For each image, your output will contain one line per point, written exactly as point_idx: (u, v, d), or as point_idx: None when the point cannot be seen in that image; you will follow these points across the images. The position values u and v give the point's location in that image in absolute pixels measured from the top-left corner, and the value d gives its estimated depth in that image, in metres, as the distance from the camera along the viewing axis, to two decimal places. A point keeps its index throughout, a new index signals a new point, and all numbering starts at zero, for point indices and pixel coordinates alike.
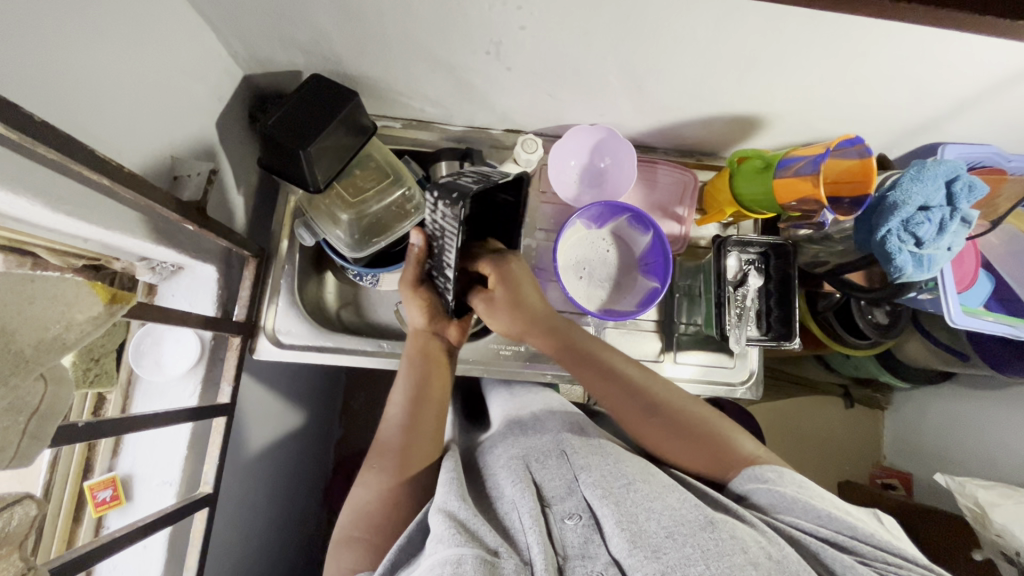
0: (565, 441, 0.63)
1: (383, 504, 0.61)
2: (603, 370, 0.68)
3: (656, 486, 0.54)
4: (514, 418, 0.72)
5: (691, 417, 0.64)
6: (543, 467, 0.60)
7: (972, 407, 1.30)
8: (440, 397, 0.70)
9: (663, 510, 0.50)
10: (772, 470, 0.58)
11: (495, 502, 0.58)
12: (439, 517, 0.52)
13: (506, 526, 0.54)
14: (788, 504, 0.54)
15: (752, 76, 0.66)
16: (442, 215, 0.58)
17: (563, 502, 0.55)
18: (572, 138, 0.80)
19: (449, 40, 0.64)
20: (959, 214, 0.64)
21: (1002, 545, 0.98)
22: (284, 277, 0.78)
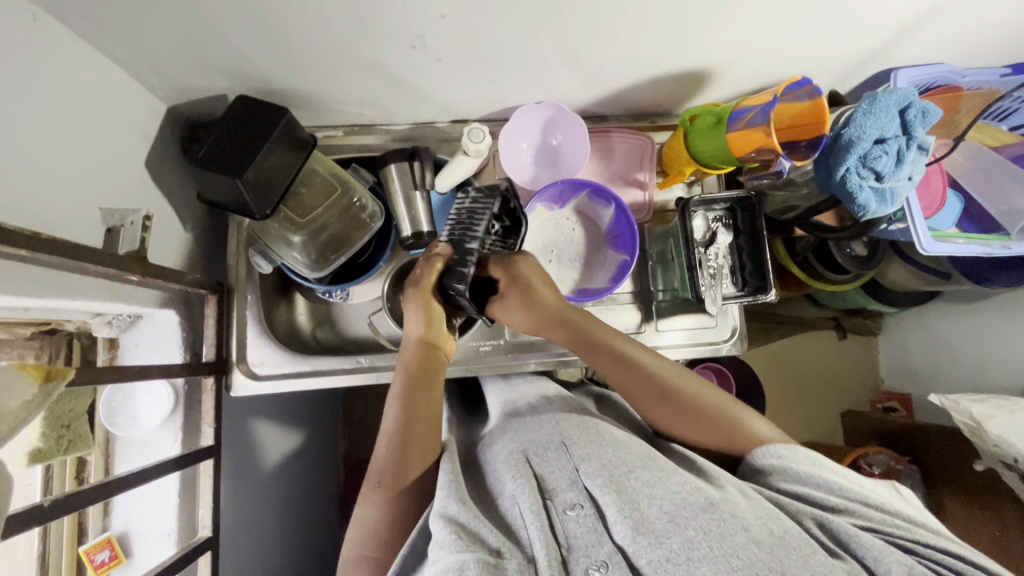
0: (565, 432, 0.62)
1: (392, 512, 0.61)
2: (617, 357, 0.68)
3: (654, 472, 0.54)
4: (513, 411, 0.72)
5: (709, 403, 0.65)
6: (542, 460, 0.59)
7: (960, 321, 1.32)
8: (433, 410, 0.68)
9: (665, 496, 0.50)
10: (785, 446, 0.58)
11: (497, 499, 0.58)
12: (438, 524, 0.52)
13: (512, 522, 0.53)
14: (798, 480, 0.55)
15: (693, 29, 0.63)
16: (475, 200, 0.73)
17: (565, 492, 0.54)
18: (520, 120, 0.78)
19: (370, 38, 0.60)
20: (916, 141, 0.62)
21: (1000, 454, 1.00)
22: (248, 313, 0.75)
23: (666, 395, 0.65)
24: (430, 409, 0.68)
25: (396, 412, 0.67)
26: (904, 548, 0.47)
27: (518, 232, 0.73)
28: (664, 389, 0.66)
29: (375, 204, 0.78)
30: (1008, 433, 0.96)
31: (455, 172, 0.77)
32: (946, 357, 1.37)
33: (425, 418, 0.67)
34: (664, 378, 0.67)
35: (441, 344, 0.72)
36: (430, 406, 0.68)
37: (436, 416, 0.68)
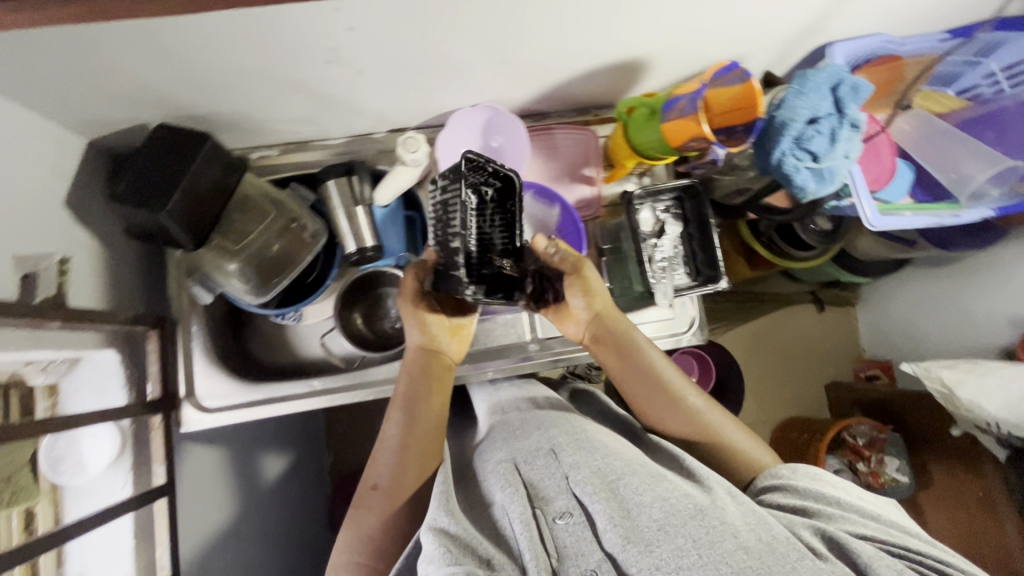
0: (554, 437, 0.61)
1: (386, 519, 0.62)
2: (629, 355, 0.70)
3: (644, 477, 0.54)
4: (501, 415, 0.71)
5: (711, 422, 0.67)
6: (531, 468, 0.58)
7: (931, 286, 1.32)
8: (438, 413, 0.70)
9: (653, 503, 0.50)
10: (784, 467, 0.59)
11: (486, 509, 0.57)
12: (427, 534, 0.51)
13: (501, 529, 0.53)
14: (799, 495, 0.55)
15: (615, 19, 0.61)
16: (444, 187, 0.62)
17: (552, 500, 0.54)
18: (457, 124, 0.76)
19: (279, 55, 0.58)
20: (849, 119, 0.61)
21: (974, 419, 1.00)
22: (194, 345, 0.74)
23: (670, 394, 0.68)
24: (432, 415, 0.69)
25: (399, 417, 0.68)
26: (896, 554, 0.49)
27: (513, 192, 0.62)
28: (668, 395, 0.68)
29: (316, 222, 0.76)
30: (979, 398, 0.97)
31: (395, 183, 0.75)
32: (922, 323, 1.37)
33: (427, 422, 0.68)
34: (671, 378, 0.69)
35: (441, 348, 0.74)
36: (436, 408, 0.70)
37: (439, 420, 0.69)
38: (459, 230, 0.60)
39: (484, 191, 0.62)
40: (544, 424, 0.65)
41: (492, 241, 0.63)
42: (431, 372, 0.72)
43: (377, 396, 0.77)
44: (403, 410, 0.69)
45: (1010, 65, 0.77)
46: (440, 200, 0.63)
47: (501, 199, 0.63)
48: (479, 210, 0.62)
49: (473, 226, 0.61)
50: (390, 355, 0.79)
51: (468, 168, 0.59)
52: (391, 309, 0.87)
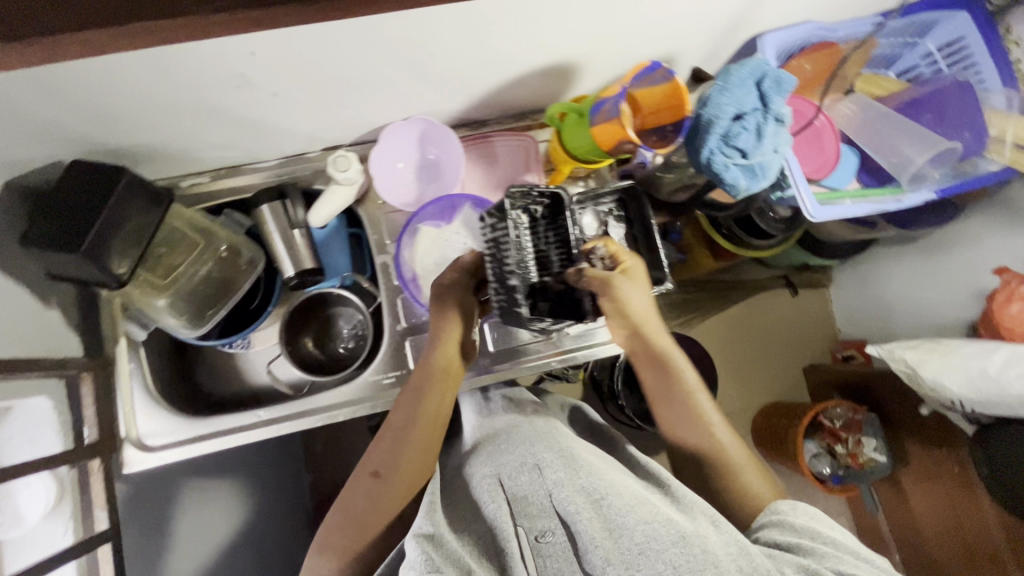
0: (539, 452, 0.62)
1: (381, 507, 0.64)
2: (658, 364, 0.70)
3: (627, 498, 0.56)
4: (488, 429, 0.72)
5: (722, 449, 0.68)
6: (514, 486, 0.59)
7: (894, 266, 1.32)
8: (442, 410, 0.68)
9: (636, 525, 0.52)
10: (785, 503, 0.62)
11: (468, 520, 0.60)
12: (409, 544, 0.53)
13: (488, 542, 0.56)
14: (794, 531, 0.58)
15: (533, 26, 0.60)
16: (496, 221, 0.64)
17: (534, 518, 0.57)
18: (391, 138, 0.75)
19: (188, 86, 0.56)
20: (774, 113, 0.60)
21: (939, 397, 0.99)
22: (134, 384, 0.72)
23: (698, 418, 0.69)
24: (442, 409, 0.68)
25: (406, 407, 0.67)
26: None
27: (563, 206, 0.62)
28: (687, 408, 0.69)
29: (251, 249, 0.74)
30: (942, 376, 0.96)
31: (329, 205, 0.74)
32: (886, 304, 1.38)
33: (431, 413, 0.67)
34: (699, 404, 0.70)
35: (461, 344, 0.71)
36: (441, 401, 0.68)
37: (441, 416, 0.68)
38: (516, 264, 0.62)
39: (533, 211, 0.62)
40: (525, 437, 0.66)
41: (550, 258, 0.62)
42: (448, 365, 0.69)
43: (326, 422, 0.75)
44: (409, 401, 0.68)
45: (946, 46, 0.77)
46: (496, 232, 0.64)
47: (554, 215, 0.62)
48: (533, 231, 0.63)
49: (530, 248, 0.62)
50: (338, 378, 0.77)
51: (513, 198, 0.61)
52: (343, 329, 0.85)
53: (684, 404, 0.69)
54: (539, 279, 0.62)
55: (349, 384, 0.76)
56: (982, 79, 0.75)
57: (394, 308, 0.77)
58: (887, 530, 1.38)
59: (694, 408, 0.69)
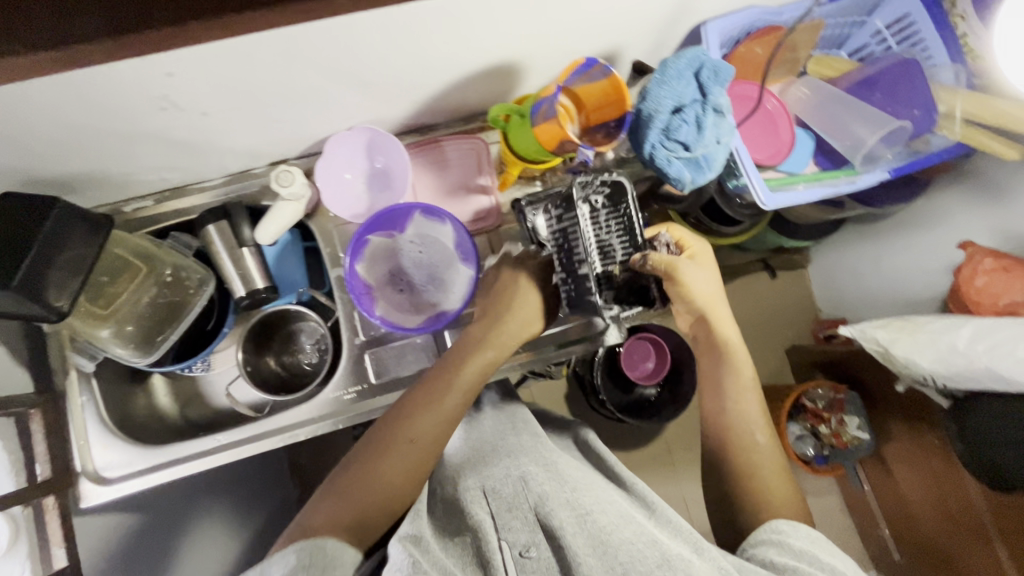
0: (524, 465, 0.64)
1: (414, 468, 0.62)
2: (716, 352, 0.71)
3: (613, 515, 0.58)
4: (477, 442, 0.72)
5: (756, 453, 0.67)
6: (497, 499, 0.62)
7: (865, 245, 1.26)
8: (471, 386, 0.66)
9: (620, 545, 0.54)
10: (786, 522, 0.61)
11: (453, 532, 0.62)
12: (396, 547, 0.55)
13: (473, 553, 0.58)
14: (793, 555, 0.57)
15: (463, 30, 0.58)
16: (559, 217, 0.66)
17: (517, 532, 0.59)
18: (335, 149, 0.73)
19: (111, 111, 0.54)
20: (713, 103, 0.59)
21: (911, 374, 0.96)
22: (87, 414, 0.71)
23: (742, 414, 0.69)
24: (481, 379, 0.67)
25: (446, 369, 0.66)
26: None
27: (625, 193, 0.62)
28: (727, 403, 0.70)
29: (200, 270, 0.73)
30: (913, 355, 0.91)
31: (277, 220, 0.72)
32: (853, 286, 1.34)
33: (466, 380, 0.66)
34: (744, 401, 0.70)
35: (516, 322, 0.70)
36: (474, 374, 0.66)
37: (471, 388, 0.66)
38: (584, 253, 0.63)
39: (595, 199, 0.63)
40: (516, 446, 0.68)
41: (612, 246, 0.63)
42: (497, 339, 0.69)
43: (286, 441, 0.74)
44: (448, 368, 0.67)
45: (894, 23, 0.77)
46: (559, 227, 0.66)
47: (615, 203, 0.63)
48: (596, 221, 0.63)
49: (595, 237, 0.63)
50: (299, 397, 0.76)
51: (577, 191, 0.63)
52: (306, 344, 0.83)
53: (728, 398, 0.70)
54: (603, 269, 0.63)
55: (309, 402, 0.75)
56: (930, 55, 0.75)
57: (351, 321, 0.76)
58: (876, 508, 1.34)
59: (733, 406, 0.69)
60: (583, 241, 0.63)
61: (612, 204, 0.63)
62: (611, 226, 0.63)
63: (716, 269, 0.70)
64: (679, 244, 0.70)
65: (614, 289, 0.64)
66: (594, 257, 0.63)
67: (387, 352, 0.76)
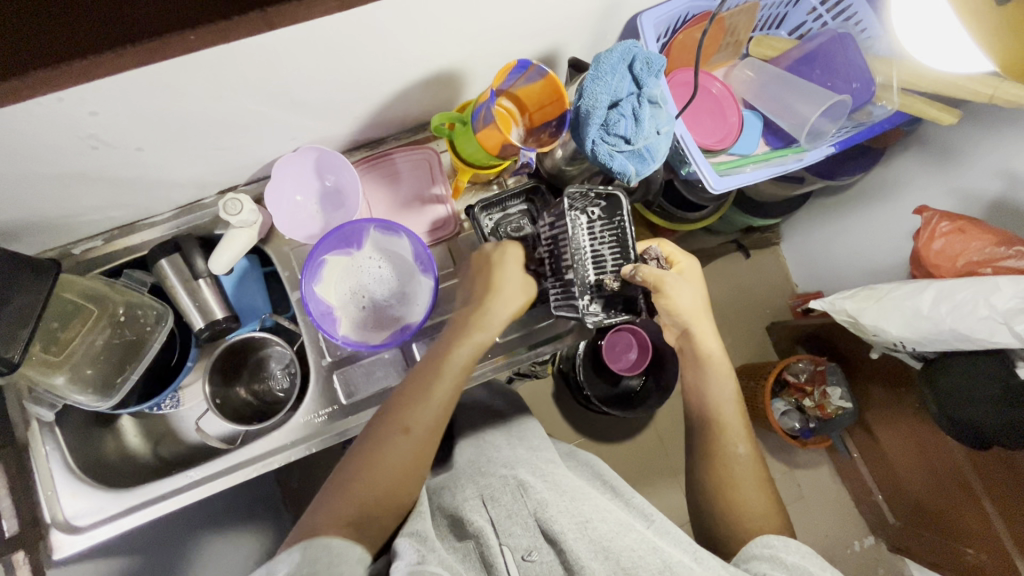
0: (521, 473, 0.64)
1: (409, 461, 0.58)
2: (700, 366, 0.70)
3: (613, 523, 0.58)
4: (464, 460, 0.71)
5: (738, 462, 0.68)
6: (497, 506, 0.61)
7: (831, 218, 1.27)
8: (465, 369, 0.63)
9: (622, 550, 0.55)
10: (777, 538, 0.61)
11: (455, 540, 0.61)
12: (403, 544, 0.54)
13: (476, 556, 0.58)
14: (785, 569, 0.57)
15: (395, 44, 0.58)
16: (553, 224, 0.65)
17: (518, 537, 0.58)
18: (283, 172, 0.73)
19: (39, 154, 0.53)
20: (648, 95, 0.60)
21: (883, 341, 0.96)
22: (52, 463, 0.69)
23: (724, 423, 0.69)
24: (471, 366, 0.63)
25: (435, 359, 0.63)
26: None
27: (619, 206, 0.61)
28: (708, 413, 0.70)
29: (158, 306, 0.72)
30: (881, 322, 0.92)
31: (230, 248, 0.71)
32: (823, 260, 1.35)
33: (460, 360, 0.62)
34: (724, 414, 0.70)
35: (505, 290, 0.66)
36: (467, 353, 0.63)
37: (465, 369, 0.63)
38: (572, 260, 0.61)
39: (590, 211, 0.62)
40: (514, 459, 0.68)
41: (602, 257, 0.61)
42: (488, 321, 0.64)
43: (261, 471, 0.73)
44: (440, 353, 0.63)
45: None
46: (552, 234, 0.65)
47: (611, 217, 0.62)
48: (591, 231, 0.62)
49: (589, 247, 0.61)
50: (272, 424, 0.75)
51: (571, 199, 0.61)
52: (276, 370, 0.83)
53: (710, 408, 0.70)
54: (594, 279, 0.61)
55: (283, 428, 0.74)
56: (865, 27, 0.76)
57: (316, 343, 0.76)
58: (868, 475, 1.35)
59: (714, 417, 0.70)
60: (577, 249, 0.61)
61: (607, 217, 0.62)
62: (604, 239, 0.62)
63: (703, 284, 0.70)
64: (668, 260, 0.69)
65: (604, 302, 0.62)
66: (584, 267, 0.61)
67: (355, 372, 0.75)
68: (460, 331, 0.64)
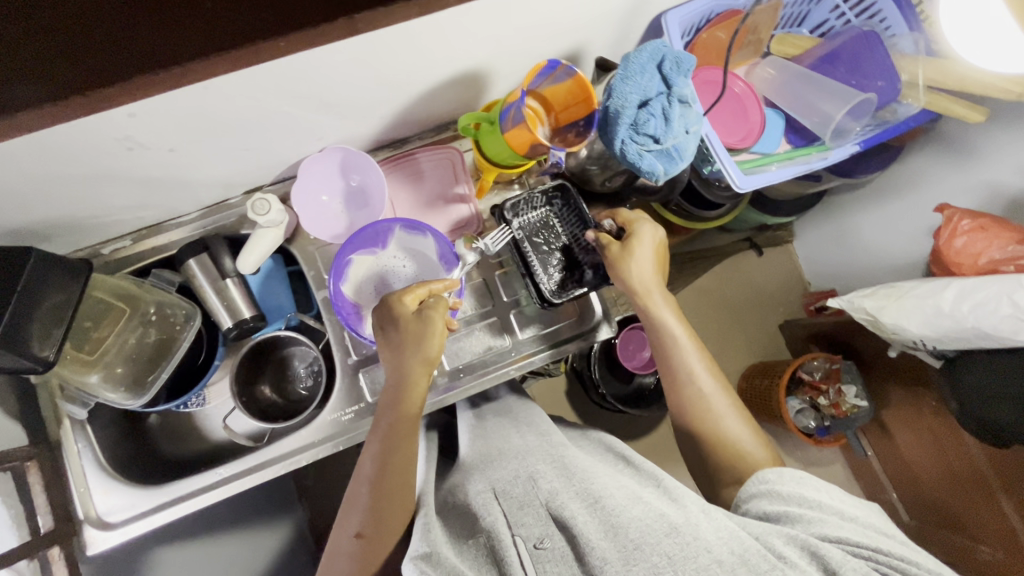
0: (533, 466, 0.63)
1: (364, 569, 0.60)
2: (654, 328, 0.72)
3: (621, 497, 0.55)
4: (484, 451, 0.70)
5: (711, 413, 0.67)
6: (509, 499, 0.59)
7: (846, 216, 1.26)
8: (406, 424, 0.64)
9: (630, 522, 0.51)
10: (772, 471, 0.59)
11: (468, 539, 0.59)
12: (409, 567, 0.55)
13: (487, 552, 0.55)
14: (783, 501, 0.56)
15: (423, 44, 0.58)
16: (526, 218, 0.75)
17: (530, 527, 0.56)
18: (309, 172, 0.73)
19: (74, 157, 0.54)
20: (677, 94, 0.60)
21: (902, 339, 0.96)
22: (84, 459, 0.69)
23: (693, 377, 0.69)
24: (404, 457, 0.63)
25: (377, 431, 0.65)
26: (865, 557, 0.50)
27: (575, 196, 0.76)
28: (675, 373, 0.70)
29: (187, 305, 0.73)
30: (901, 320, 0.92)
31: (258, 249, 0.72)
32: (837, 258, 1.34)
33: (396, 421, 0.64)
34: (687, 361, 0.70)
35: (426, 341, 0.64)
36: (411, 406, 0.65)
37: (408, 424, 0.64)
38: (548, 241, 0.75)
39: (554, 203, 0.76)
40: (523, 449, 0.67)
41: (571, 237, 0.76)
42: (405, 409, 0.64)
43: (289, 468, 0.74)
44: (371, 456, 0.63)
45: None
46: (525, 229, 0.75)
47: (568, 207, 0.76)
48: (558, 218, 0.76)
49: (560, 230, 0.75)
50: (298, 421, 0.76)
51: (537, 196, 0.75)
52: (300, 368, 0.83)
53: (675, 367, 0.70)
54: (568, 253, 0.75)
55: (308, 427, 0.74)
56: (889, 25, 0.76)
57: (341, 342, 0.76)
58: (882, 471, 1.35)
59: (682, 376, 0.69)
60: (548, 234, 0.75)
61: (566, 207, 0.76)
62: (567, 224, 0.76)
63: (653, 250, 0.72)
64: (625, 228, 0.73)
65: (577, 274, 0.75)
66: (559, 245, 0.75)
67: (381, 370, 0.76)
68: (383, 427, 0.64)
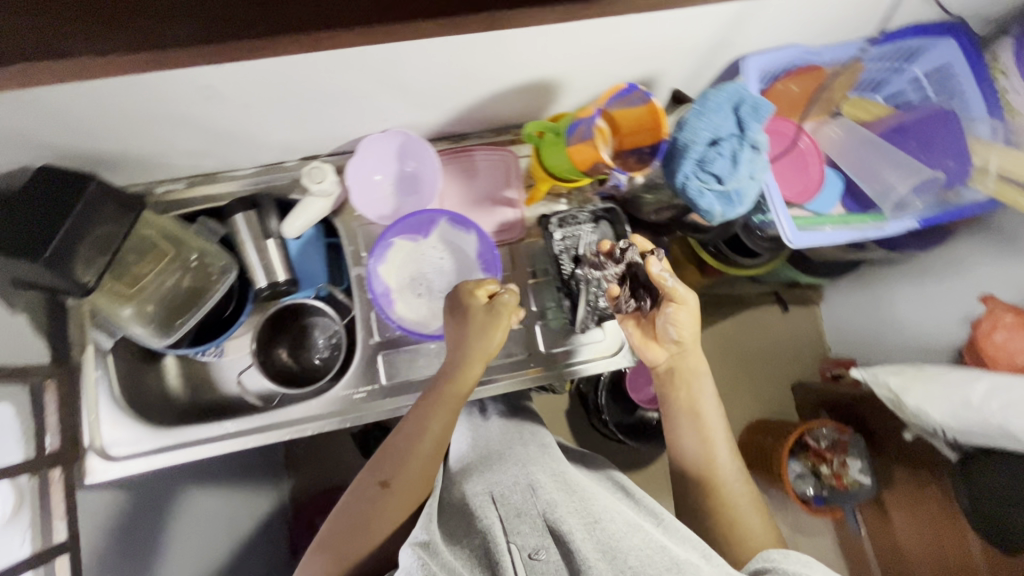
0: (534, 474, 0.62)
1: (383, 517, 0.63)
2: (673, 398, 0.71)
3: (622, 523, 0.55)
4: (482, 450, 0.70)
5: (722, 486, 0.67)
6: (507, 505, 0.59)
7: (879, 288, 1.24)
8: (451, 407, 0.65)
9: (630, 550, 0.51)
10: (778, 553, 0.55)
11: (463, 536, 0.58)
12: (404, 551, 0.54)
13: (480, 553, 0.55)
14: None
15: (508, 47, 0.59)
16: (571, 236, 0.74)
17: (526, 536, 0.55)
18: (367, 151, 0.74)
19: (155, 96, 0.55)
20: (749, 139, 0.60)
21: (921, 424, 0.94)
22: (100, 389, 0.71)
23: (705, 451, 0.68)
24: (445, 430, 0.65)
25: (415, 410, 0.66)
26: None
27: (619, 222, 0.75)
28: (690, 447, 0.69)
29: (225, 259, 0.73)
30: (924, 404, 0.90)
31: (304, 214, 0.72)
32: (863, 328, 1.32)
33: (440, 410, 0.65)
34: (705, 434, 0.69)
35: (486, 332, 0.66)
36: (453, 397, 0.66)
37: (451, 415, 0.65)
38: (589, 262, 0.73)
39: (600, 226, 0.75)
40: (524, 455, 0.66)
41: None
42: (456, 389, 0.66)
43: (293, 436, 0.74)
44: (411, 417, 0.66)
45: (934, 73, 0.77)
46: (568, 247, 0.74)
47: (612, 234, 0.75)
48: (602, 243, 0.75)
49: None
50: (309, 391, 0.76)
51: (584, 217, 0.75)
52: (318, 339, 0.83)
53: (685, 442, 0.69)
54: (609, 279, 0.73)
55: (319, 398, 0.75)
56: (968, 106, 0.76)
57: (366, 321, 0.77)
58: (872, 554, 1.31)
59: (694, 449, 0.69)
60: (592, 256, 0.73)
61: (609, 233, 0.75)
62: None
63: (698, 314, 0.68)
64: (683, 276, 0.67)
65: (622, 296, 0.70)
66: None
67: (399, 356, 0.76)
68: (428, 399, 0.66)
